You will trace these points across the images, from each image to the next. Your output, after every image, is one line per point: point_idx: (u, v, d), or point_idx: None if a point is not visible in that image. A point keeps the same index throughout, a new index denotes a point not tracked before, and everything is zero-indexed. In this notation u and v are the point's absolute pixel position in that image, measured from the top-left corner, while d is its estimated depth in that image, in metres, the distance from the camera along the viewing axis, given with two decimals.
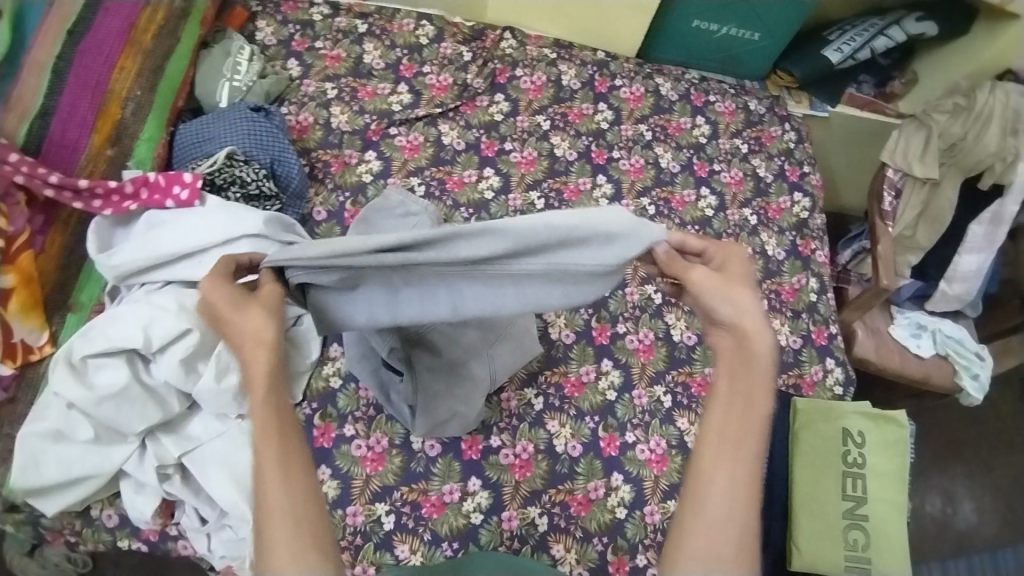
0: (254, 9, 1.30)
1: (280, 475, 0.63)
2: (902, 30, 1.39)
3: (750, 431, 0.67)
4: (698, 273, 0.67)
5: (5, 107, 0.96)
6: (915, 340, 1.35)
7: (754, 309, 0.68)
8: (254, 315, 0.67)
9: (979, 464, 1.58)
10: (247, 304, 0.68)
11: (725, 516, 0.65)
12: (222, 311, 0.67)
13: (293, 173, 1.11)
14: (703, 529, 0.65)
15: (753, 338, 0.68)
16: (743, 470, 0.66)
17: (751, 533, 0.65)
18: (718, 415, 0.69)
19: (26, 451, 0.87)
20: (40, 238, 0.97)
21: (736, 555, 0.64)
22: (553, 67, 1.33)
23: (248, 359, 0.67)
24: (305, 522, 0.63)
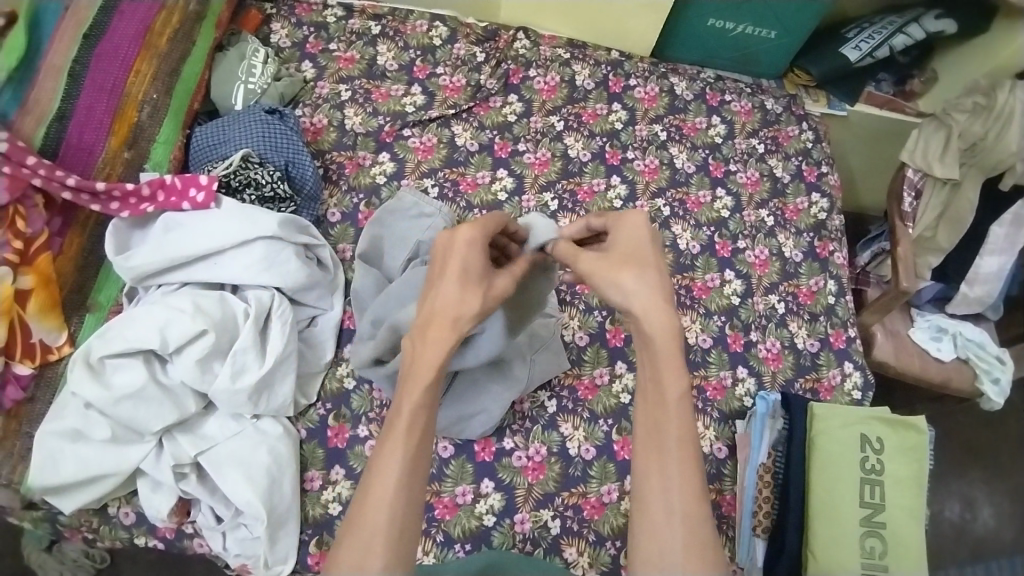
0: (268, 11, 1.31)
1: (405, 476, 0.68)
2: (921, 28, 1.37)
3: (670, 415, 0.72)
4: (584, 263, 0.79)
5: (23, 111, 0.98)
6: (935, 343, 1.32)
7: (639, 290, 0.75)
8: (470, 301, 0.75)
9: (1000, 470, 1.55)
10: (469, 284, 0.76)
11: (667, 511, 0.69)
12: (448, 278, 0.76)
13: (307, 175, 1.11)
14: (651, 526, 0.69)
15: (649, 314, 0.74)
16: (672, 459, 0.71)
17: (698, 524, 0.68)
18: (646, 409, 0.75)
19: (45, 449, 0.88)
20: (58, 240, 0.98)
21: (686, 547, 0.67)
22: (567, 67, 1.32)
23: (435, 335, 0.74)
24: (404, 530, 0.67)
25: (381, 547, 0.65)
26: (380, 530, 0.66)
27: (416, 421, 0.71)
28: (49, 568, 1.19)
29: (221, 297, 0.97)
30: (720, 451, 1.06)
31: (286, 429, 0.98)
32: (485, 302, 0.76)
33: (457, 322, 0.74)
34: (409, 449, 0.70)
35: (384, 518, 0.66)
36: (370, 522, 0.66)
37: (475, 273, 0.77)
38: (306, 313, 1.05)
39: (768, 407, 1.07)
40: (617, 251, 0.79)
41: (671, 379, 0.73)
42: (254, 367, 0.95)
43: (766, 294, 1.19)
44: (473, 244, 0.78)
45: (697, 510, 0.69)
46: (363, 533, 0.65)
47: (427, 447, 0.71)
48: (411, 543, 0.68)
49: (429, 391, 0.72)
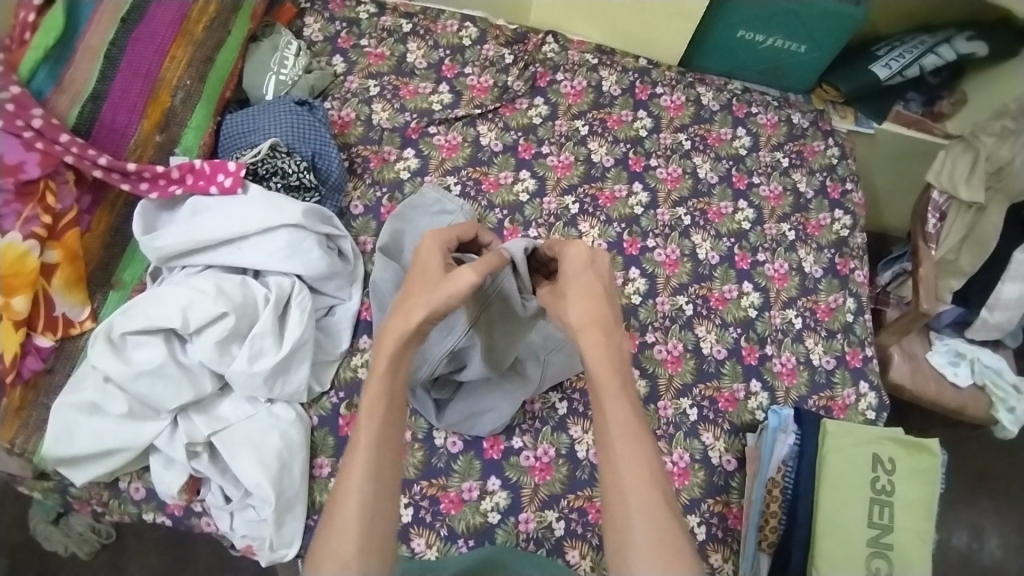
0: (302, 5, 1.33)
1: (370, 464, 0.72)
2: (952, 48, 1.35)
3: (615, 414, 0.73)
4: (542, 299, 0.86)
5: (58, 89, 1.00)
6: (952, 368, 1.30)
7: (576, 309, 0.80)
8: (419, 295, 0.80)
9: (1013, 501, 1.52)
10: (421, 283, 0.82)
11: (622, 506, 0.69)
12: (413, 281, 0.83)
13: (333, 167, 1.13)
14: (614, 530, 0.69)
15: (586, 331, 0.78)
16: (624, 459, 0.71)
17: (660, 516, 0.68)
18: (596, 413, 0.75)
19: (62, 421, 0.90)
20: (87, 217, 1.01)
21: (654, 543, 0.67)
22: (594, 73, 1.32)
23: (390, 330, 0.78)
24: (376, 518, 0.70)
25: (353, 533, 0.68)
26: (350, 517, 0.69)
27: (374, 414, 0.74)
28: (54, 540, 1.22)
29: (243, 281, 0.98)
30: (729, 463, 1.05)
31: (298, 415, 0.99)
32: (431, 301, 0.78)
33: (409, 316, 0.78)
34: (372, 439, 0.73)
35: (352, 504, 0.69)
36: (341, 510, 0.69)
37: (428, 274, 0.83)
38: (325, 302, 1.07)
39: (780, 421, 1.06)
40: (569, 281, 0.83)
41: (612, 387, 0.74)
42: (271, 352, 0.96)
43: (784, 308, 1.18)
44: (433, 248, 0.86)
45: (655, 505, 0.69)
46: (336, 519, 0.69)
47: (393, 436, 0.75)
48: (388, 529, 0.70)
49: (385, 380, 0.76)
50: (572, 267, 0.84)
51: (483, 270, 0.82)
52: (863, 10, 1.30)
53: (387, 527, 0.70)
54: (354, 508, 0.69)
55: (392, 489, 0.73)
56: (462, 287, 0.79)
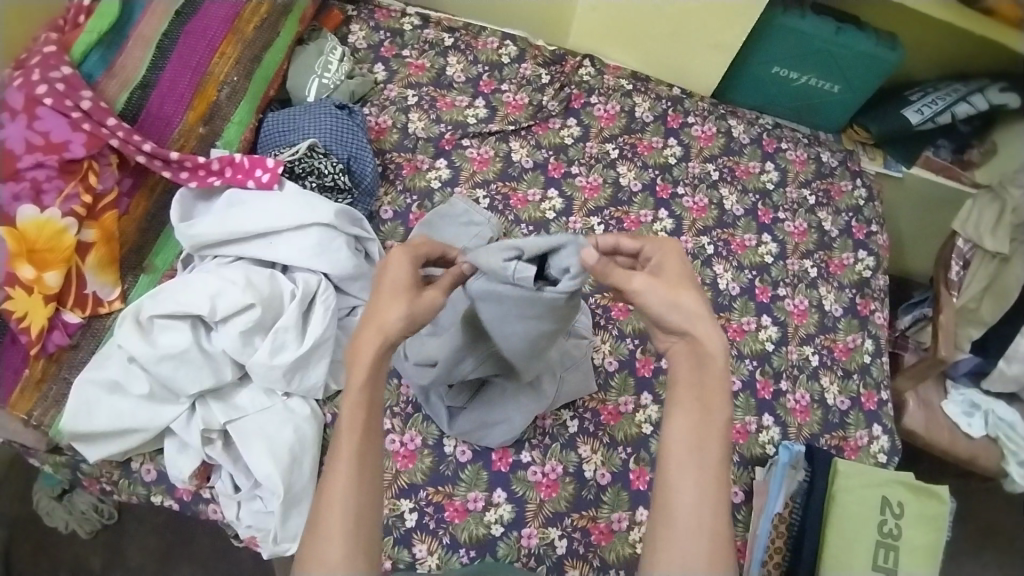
0: (349, 13, 1.37)
1: (352, 476, 0.73)
2: (987, 98, 1.30)
3: (710, 433, 0.74)
4: (636, 282, 0.76)
5: (109, 74, 1.03)
6: (966, 418, 1.29)
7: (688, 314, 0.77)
8: (395, 308, 0.77)
9: None
10: (396, 295, 0.78)
11: (696, 523, 0.71)
12: (381, 290, 0.79)
13: (367, 171, 1.16)
14: (675, 539, 0.71)
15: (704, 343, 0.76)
16: (699, 480, 0.72)
17: (720, 539, 0.71)
18: (680, 419, 0.75)
19: (83, 396, 0.91)
20: (126, 200, 1.04)
21: (710, 558, 0.69)
22: (628, 98, 1.35)
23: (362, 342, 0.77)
24: (358, 525, 0.72)
25: (337, 543, 0.70)
26: (336, 528, 0.70)
27: (354, 426, 0.75)
28: (57, 516, 1.23)
29: (271, 275, 1.00)
30: (736, 496, 1.04)
31: (313, 411, 1.00)
32: (410, 312, 0.77)
33: (388, 328, 0.76)
34: (352, 450, 0.74)
35: (334, 513, 0.71)
36: (325, 521, 0.71)
37: (407, 284, 0.79)
38: (348, 303, 1.09)
39: (791, 456, 1.05)
40: (668, 277, 0.78)
41: (714, 410, 0.75)
42: (293, 346, 0.98)
43: (801, 345, 1.18)
44: (408, 258, 0.82)
45: (722, 528, 0.71)
46: (320, 526, 0.71)
47: (372, 447, 0.76)
48: (373, 534, 0.73)
49: (363, 392, 0.76)
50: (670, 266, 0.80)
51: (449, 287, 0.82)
52: (899, 56, 1.31)
53: (371, 533, 0.72)
54: (337, 518, 0.71)
55: (375, 497, 0.74)
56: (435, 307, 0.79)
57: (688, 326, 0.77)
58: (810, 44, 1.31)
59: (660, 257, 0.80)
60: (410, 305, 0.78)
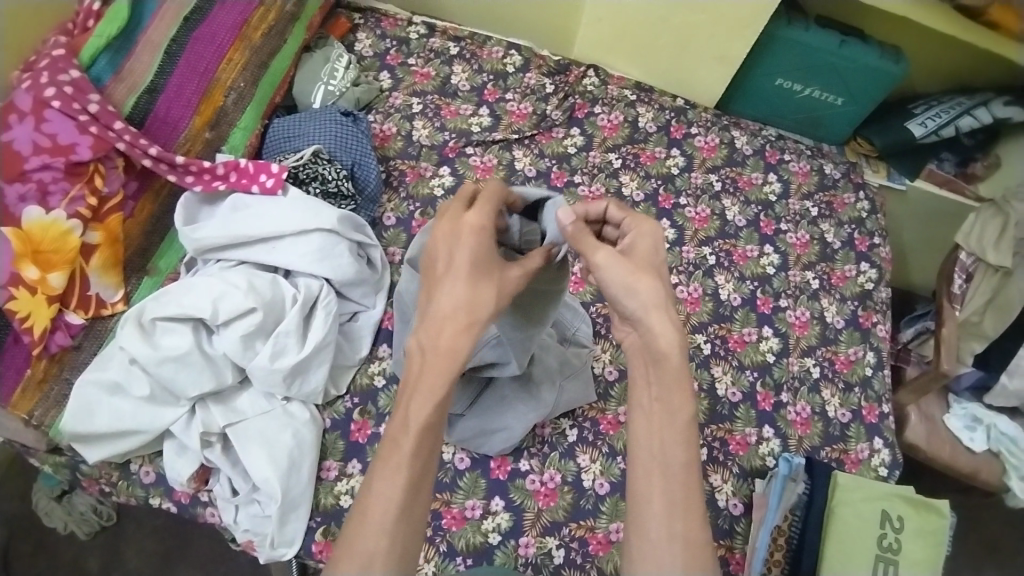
0: (356, 21, 1.39)
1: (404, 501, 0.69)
2: (989, 112, 1.36)
3: (677, 436, 0.74)
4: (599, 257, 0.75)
5: (117, 78, 1.04)
6: (968, 433, 1.28)
7: (652, 306, 0.75)
8: (483, 305, 0.72)
9: None
10: (479, 282, 0.73)
11: (668, 533, 0.70)
12: (459, 269, 0.73)
13: (370, 177, 1.17)
14: (648, 541, 0.71)
15: (663, 337, 0.74)
16: (669, 486, 0.72)
17: (697, 541, 0.70)
18: (643, 424, 0.75)
19: (84, 398, 0.92)
20: (131, 203, 1.04)
21: (683, 561, 0.69)
22: (631, 108, 1.35)
23: (444, 350, 0.71)
24: (403, 553, 0.68)
25: (378, 568, 0.66)
26: (380, 553, 0.66)
27: (421, 447, 0.71)
28: (55, 517, 1.24)
29: (274, 279, 1.01)
30: (735, 508, 1.03)
31: (312, 416, 1.00)
32: (498, 299, 0.74)
33: (473, 328, 0.72)
34: (411, 473, 0.70)
35: (383, 538, 0.67)
36: (366, 541, 0.67)
37: (485, 264, 0.74)
38: (349, 308, 1.09)
39: (790, 468, 1.04)
40: (637, 259, 0.77)
41: (675, 408, 0.74)
42: (293, 351, 0.98)
43: (802, 356, 1.18)
44: (479, 234, 0.74)
45: (696, 533, 0.70)
46: (362, 550, 0.66)
47: (428, 470, 0.72)
48: (407, 562, 0.69)
49: (432, 411, 0.71)
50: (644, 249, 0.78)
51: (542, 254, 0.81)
52: (902, 69, 1.31)
53: (410, 561, 0.70)
54: (384, 543, 0.67)
55: (416, 523, 0.71)
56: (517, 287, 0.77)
57: (644, 316, 0.75)
58: (814, 56, 1.32)
59: (633, 236, 0.79)
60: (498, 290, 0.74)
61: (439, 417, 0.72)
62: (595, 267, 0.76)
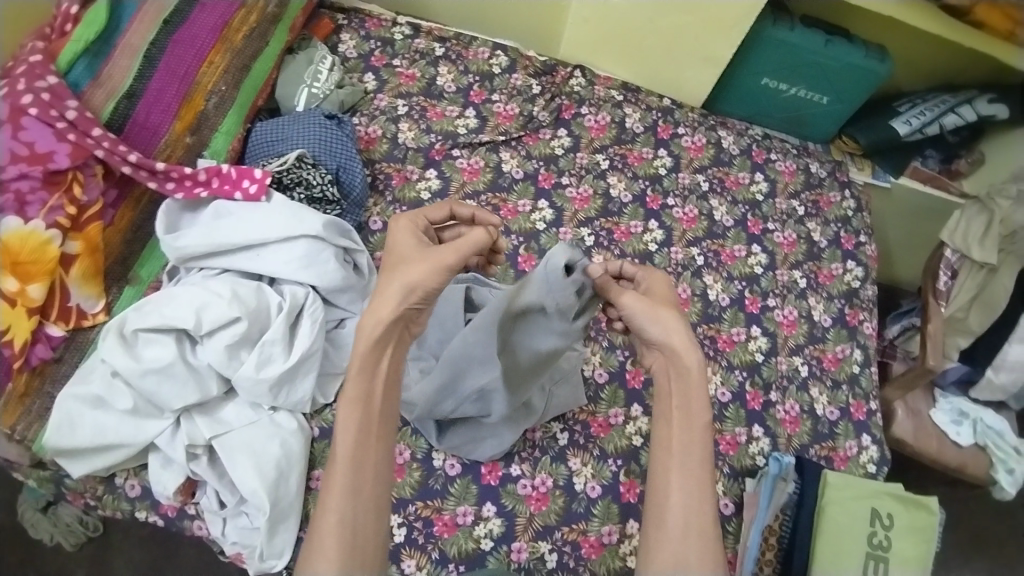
0: (340, 22, 1.37)
1: (349, 476, 0.72)
2: (974, 110, 1.37)
3: (696, 439, 0.76)
4: (626, 299, 0.79)
5: (95, 83, 1.02)
6: (955, 427, 1.29)
7: (679, 328, 0.78)
8: (392, 286, 0.75)
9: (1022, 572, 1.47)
10: (396, 265, 0.78)
11: (685, 528, 0.72)
12: (382, 263, 0.79)
13: (356, 182, 1.15)
14: (666, 541, 0.72)
15: (683, 355, 0.77)
16: (688, 484, 0.74)
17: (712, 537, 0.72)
18: (663, 428, 0.78)
19: (65, 411, 0.90)
20: (111, 211, 1.02)
21: (699, 556, 0.71)
22: (618, 109, 1.35)
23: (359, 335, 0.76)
24: (355, 530, 0.71)
25: (333, 548, 0.70)
26: (329, 536, 0.70)
27: (352, 427, 0.74)
28: (41, 529, 1.21)
29: (258, 287, 0.99)
30: (726, 508, 1.04)
31: (300, 425, 0.99)
32: (412, 276, 0.75)
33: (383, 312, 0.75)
34: (348, 455, 0.73)
35: (331, 520, 0.71)
36: (321, 524, 0.71)
37: (407, 251, 0.79)
38: (336, 315, 1.08)
39: (781, 468, 1.05)
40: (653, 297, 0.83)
41: (696, 405, 0.77)
42: (280, 359, 0.97)
43: (791, 355, 1.18)
44: (405, 231, 0.82)
45: (710, 529, 0.73)
46: (316, 533, 0.70)
47: (370, 448, 0.75)
48: (369, 534, 0.72)
49: (361, 385, 0.75)
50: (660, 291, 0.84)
51: (465, 250, 0.77)
52: (888, 68, 1.32)
53: (369, 535, 0.73)
54: (332, 524, 0.70)
55: (374, 494, 0.74)
56: (436, 267, 0.76)
57: (669, 340, 0.78)
58: (799, 56, 1.32)
59: (647, 280, 0.85)
60: (409, 272, 0.76)
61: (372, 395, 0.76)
62: (622, 307, 0.80)
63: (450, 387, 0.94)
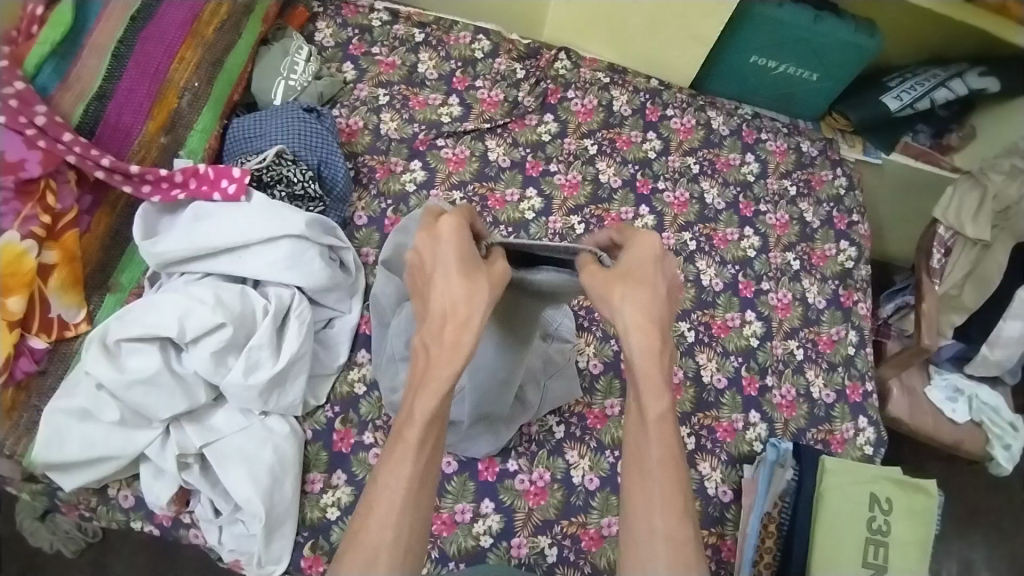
0: (315, 9, 1.32)
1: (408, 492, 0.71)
2: (964, 83, 1.35)
3: (652, 434, 0.74)
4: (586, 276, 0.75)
5: (63, 86, 0.98)
6: (950, 404, 1.29)
7: (626, 309, 0.74)
8: (479, 294, 0.71)
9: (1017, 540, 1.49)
10: (469, 276, 0.72)
11: (649, 532, 0.71)
12: (451, 273, 0.72)
13: (338, 177, 1.12)
14: (635, 541, 0.71)
15: (630, 337, 0.74)
16: (654, 482, 0.72)
17: (681, 542, 0.70)
18: (631, 426, 0.77)
19: (52, 426, 0.88)
20: (87, 218, 0.99)
21: (667, 559, 0.69)
22: (605, 92, 1.32)
23: (442, 346, 0.72)
24: (407, 545, 0.70)
25: (384, 558, 0.67)
26: (383, 546, 0.68)
27: (421, 441, 0.72)
28: (41, 536, 1.20)
29: (242, 291, 0.97)
30: (725, 495, 1.04)
31: (292, 429, 0.97)
32: (492, 288, 0.72)
33: (470, 326, 0.72)
34: (412, 469, 0.71)
35: (387, 531, 0.69)
36: (372, 532, 0.68)
37: (470, 258, 0.73)
38: (323, 315, 1.06)
39: (779, 454, 1.05)
40: (631, 267, 0.75)
41: (654, 394, 0.74)
42: (268, 364, 0.95)
43: (785, 339, 1.18)
44: (459, 231, 0.74)
45: (679, 532, 0.70)
46: (367, 544, 0.68)
47: (433, 462, 0.74)
48: (416, 549, 0.71)
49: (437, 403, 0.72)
50: (640, 258, 0.76)
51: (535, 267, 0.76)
52: (878, 43, 1.29)
53: (415, 547, 0.71)
54: (388, 535, 0.68)
55: (423, 514, 0.72)
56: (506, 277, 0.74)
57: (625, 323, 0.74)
58: (789, 33, 1.29)
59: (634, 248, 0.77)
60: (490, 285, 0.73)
61: (444, 410, 0.74)
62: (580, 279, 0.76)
63: None
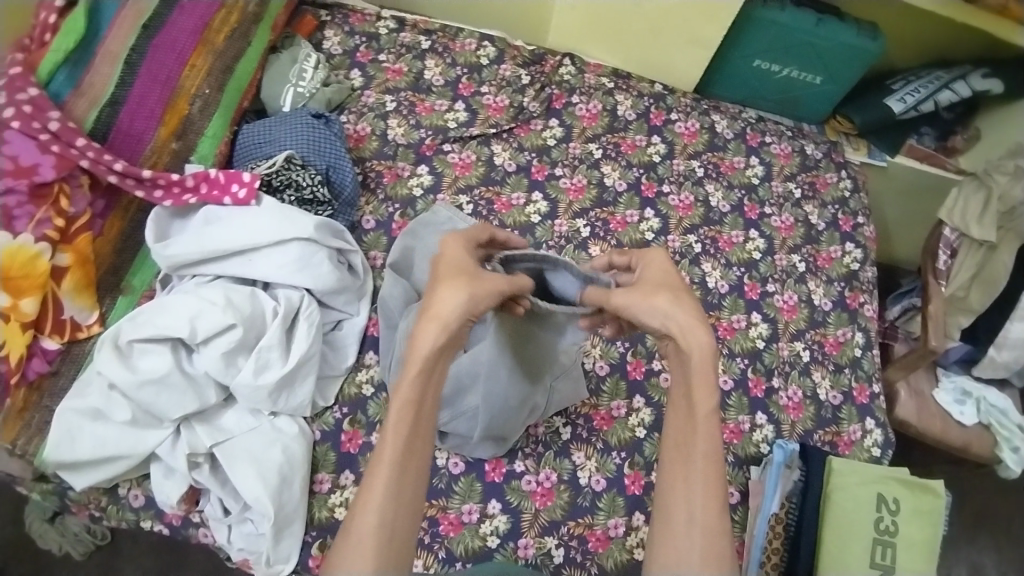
0: (323, 18, 1.34)
1: (391, 482, 0.68)
2: (968, 85, 1.36)
3: (699, 430, 0.73)
4: (616, 296, 0.77)
5: (77, 93, 1.00)
6: (959, 406, 1.29)
7: (673, 313, 0.74)
8: (456, 292, 0.72)
9: None
10: (451, 280, 0.73)
11: (687, 524, 0.70)
12: (436, 278, 0.75)
13: (347, 181, 1.14)
14: (670, 534, 0.70)
15: (683, 337, 0.74)
16: (696, 475, 0.71)
17: (720, 537, 0.69)
18: (672, 418, 0.76)
19: (64, 425, 0.89)
20: (99, 222, 1.00)
21: (702, 554, 0.68)
22: (610, 96, 1.33)
23: (419, 337, 0.71)
24: (392, 537, 0.68)
25: (368, 549, 0.66)
26: (366, 536, 0.66)
27: (401, 428, 0.70)
28: (49, 539, 1.20)
29: (252, 293, 0.98)
30: (732, 496, 1.04)
31: (301, 430, 0.98)
32: (474, 291, 0.73)
33: (448, 322, 0.71)
34: (395, 458, 0.69)
35: (369, 520, 0.67)
36: (356, 523, 0.67)
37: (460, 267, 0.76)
38: (332, 317, 1.07)
39: (786, 455, 1.05)
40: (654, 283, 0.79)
41: (705, 390, 0.73)
42: (277, 365, 0.96)
43: (791, 340, 1.18)
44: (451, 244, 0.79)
45: (719, 527, 0.69)
46: (352, 533, 0.67)
47: (419, 451, 0.71)
48: (404, 540, 0.69)
49: (417, 386, 0.71)
50: (660, 273, 0.81)
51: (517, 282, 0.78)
52: (880, 45, 1.30)
53: (404, 540, 0.69)
54: (371, 524, 0.67)
55: (412, 505, 0.70)
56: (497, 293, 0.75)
57: (666, 327, 0.75)
58: (792, 36, 1.30)
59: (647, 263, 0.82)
60: (471, 287, 0.73)
61: (427, 395, 0.72)
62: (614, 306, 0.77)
63: (448, 399, 0.97)
